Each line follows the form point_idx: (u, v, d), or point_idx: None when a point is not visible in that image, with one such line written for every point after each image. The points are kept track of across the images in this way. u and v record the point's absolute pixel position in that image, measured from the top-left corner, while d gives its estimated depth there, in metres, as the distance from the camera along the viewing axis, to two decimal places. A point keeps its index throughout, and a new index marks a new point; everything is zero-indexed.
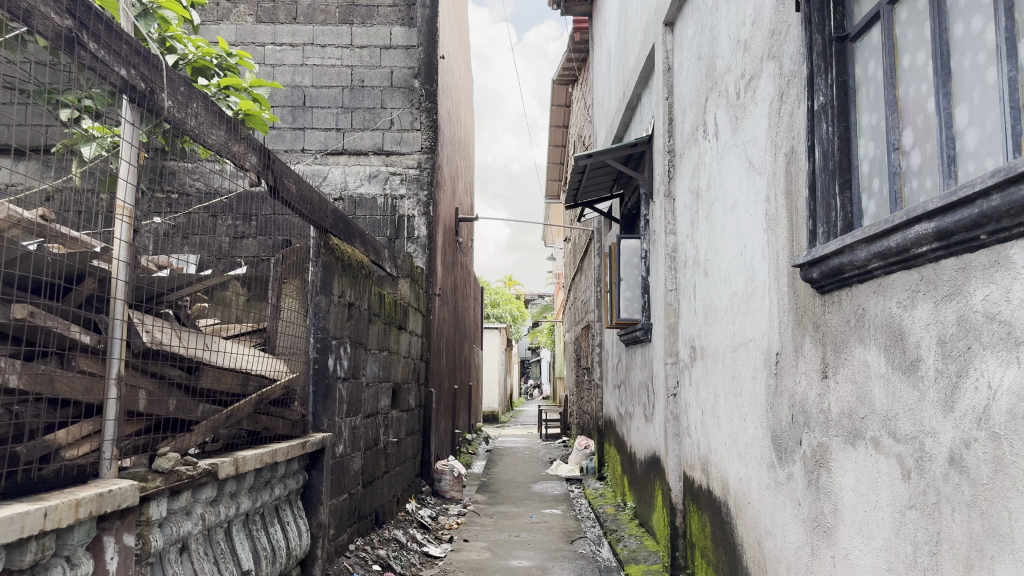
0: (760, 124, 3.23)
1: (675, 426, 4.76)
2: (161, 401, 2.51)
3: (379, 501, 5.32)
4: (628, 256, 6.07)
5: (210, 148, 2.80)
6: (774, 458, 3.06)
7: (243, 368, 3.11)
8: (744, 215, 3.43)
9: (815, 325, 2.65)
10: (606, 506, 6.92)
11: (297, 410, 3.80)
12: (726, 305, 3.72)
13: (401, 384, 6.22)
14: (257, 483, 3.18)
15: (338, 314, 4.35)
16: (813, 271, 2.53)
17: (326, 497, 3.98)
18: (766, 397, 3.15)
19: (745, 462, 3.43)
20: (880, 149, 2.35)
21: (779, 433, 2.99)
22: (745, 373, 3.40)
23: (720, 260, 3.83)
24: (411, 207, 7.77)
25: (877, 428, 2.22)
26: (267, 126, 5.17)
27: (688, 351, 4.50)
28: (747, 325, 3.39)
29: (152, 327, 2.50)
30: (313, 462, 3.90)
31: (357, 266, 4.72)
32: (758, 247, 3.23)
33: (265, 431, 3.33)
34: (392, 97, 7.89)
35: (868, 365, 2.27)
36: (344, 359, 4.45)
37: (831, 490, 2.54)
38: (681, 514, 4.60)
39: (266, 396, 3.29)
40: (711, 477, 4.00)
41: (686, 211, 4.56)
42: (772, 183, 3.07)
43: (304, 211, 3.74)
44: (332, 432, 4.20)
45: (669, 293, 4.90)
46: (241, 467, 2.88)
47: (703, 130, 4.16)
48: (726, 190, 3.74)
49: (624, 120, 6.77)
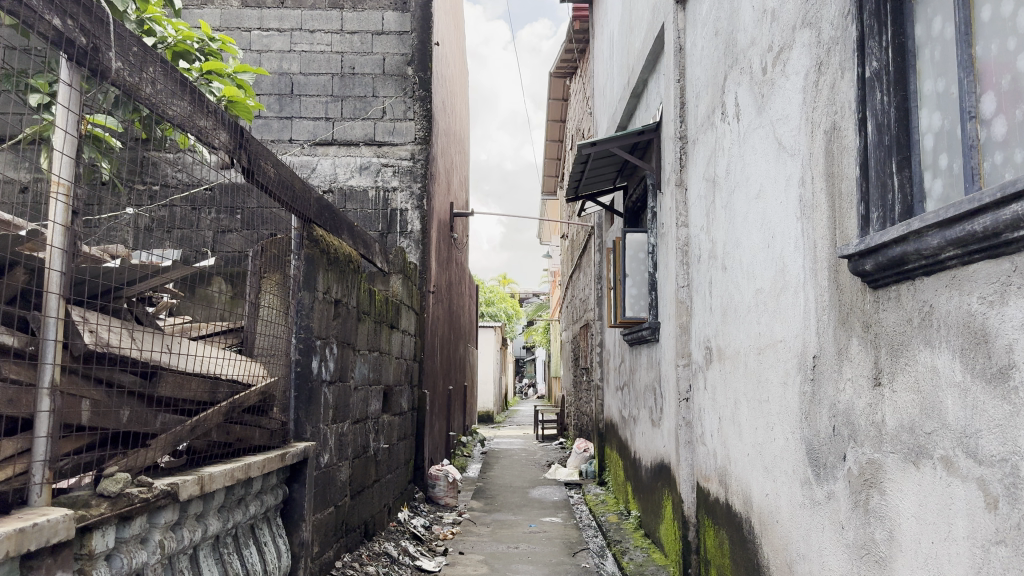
0: (792, 101, 2.90)
1: (687, 433, 4.43)
2: (110, 413, 2.16)
3: (369, 512, 4.97)
4: (634, 250, 5.72)
5: (173, 121, 2.45)
6: (809, 473, 2.74)
7: (212, 372, 2.76)
8: (771, 203, 3.11)
9: (864, 325, 2.32)
10: (608, 514, 6.57)
11: (278, 417, 3.45)
12: (749, 302, 3.39)
13: (392, 387, 5.86)
14: (229, 501, 2.83)
15: (323, 312, 3.99)
16: (865, 263, 2.20)
17: (310, 512, 3.63)
18: (799, 404, 2.82)
19: (772, 476, 3.10)
20: (947, 118, 2.01)
21: (816, 446, 2.67)
22: (774, 378, 3.07)
23: (742, 254, 3.50)
24: (404, 200, 7.41)
25: (949, 446, 1.89)
26: (250, 114, 4.91)
27: (703, 351, 4.16)
28: (776, 324, 3.06)
29: (99, 326, 2.13)
30: (295, 475, 3.56)
31: (345, 260, 4.36)
32: (790, 237, 2.90)
33: (239, 442, 2.98)
34: (385, 84, 7.54)
35: (938, 372, 1.94)
36: (330, 361, 4.09)
37: (885, 515, 2.21)
38: (694, 528, 4.28)
39: (239, 402, 2.93)
40: (731, 491, 3.67)
41: (700, 201, 4.23)
42: (809, 165, 2.74)
43: (285, 197, 3.39)
44: (316, 441, 3.84)
45: (681, 289, 4.56)
46: (209, 485, 2.53)
47: (720, 112, 3.82)
48: (749, 176, 3.41)
49: (629, 107, 6.42)
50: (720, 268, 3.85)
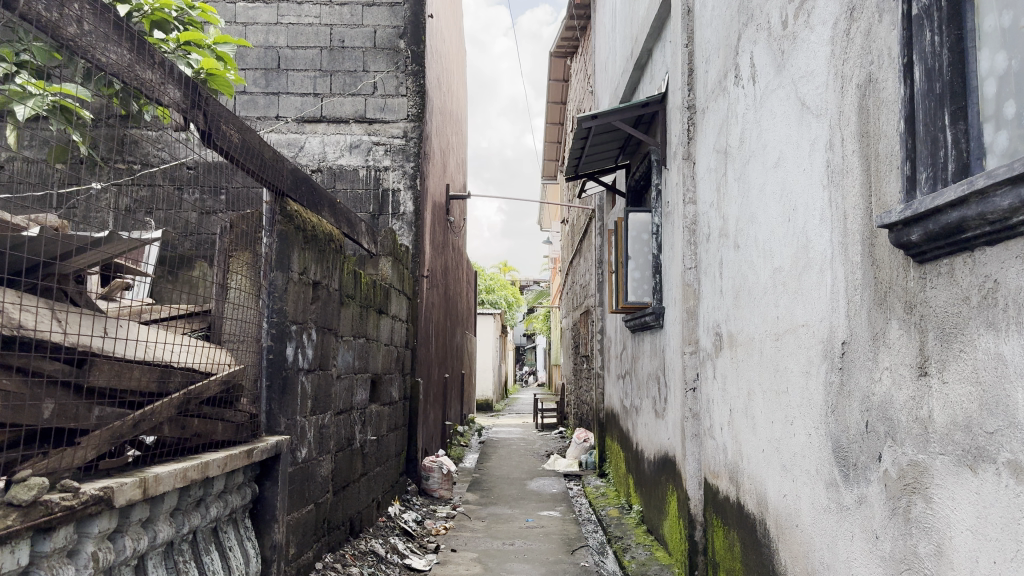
0: (818, 55, 2.58)
1: (693, 426, 4.11)
2: (30, 406, 1.85)
3: (354, 508, 4.66)
4: (637, 231, 5.38)
5: (109, 70, 2.13)
6: (836, 474, 2.44)
7: (160, 359, 2.45)
8: (793, 171, 2.79)
9: (907, 305, 2.01)
10: (608, 508, 6.27)
11: (246, 409, 3.14)
12: (765, 284, 3.07)
13: (381, 376, 5.55)
14: (184, 504, 2.53)
15: (299, 294, 3.66)
16: (912, 233, 1.89)
17: (283, 512, 3.32)
18: (824, 397, 2.52)
19: (791, 475, 2.80)
20: (1015, 58, 1.69)
21: (845, 444, 2.37)
22: (794, 367, 2.76)
23: (757, 229, 3.18)
24: (396, 180, 7.08)
25: (1017, 448, 1.58)
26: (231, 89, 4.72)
27: (712, 338, 3.85)
28: (797, 307, 2.75)
29: (12, 307, 1.83)
30: (266, 471, 3.25)
31: (326, 239, 4.02)
32: (815, 209, 2.59)
33: (197, 437, 2.67)
34: (376, 59, 7.19)
35: (1003, 360, 1.63)
36: (308, 348, 3.77)
37: (932, 526, 1.90)
38: (701, 527, 3.98)
39: (196, 392, 2.62)
40: (743, 489, 3.36)
41: (710, 175, 3.90)
42: (839, 126, 2.42)
43: (253, 166, 3.06)
44: (291, 435, 3.52)
45: (688, 271, 4.23)
46: (156, 487, 2.22)
47: (734, 76, 3.49)
48: (766, 144, 3.09)
49: (633, 81, 6.06)
50: (732, 247, 3.53)
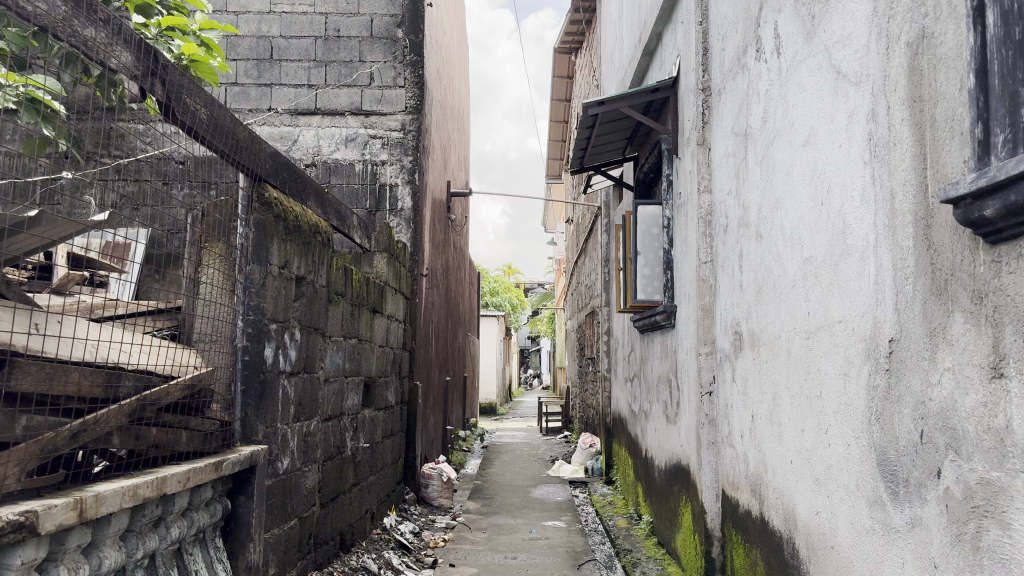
0: (857, 15, 2.26)
1: (709, 433, 3.80)
2: None
3: (345, 521, 4.36)
4: (646, 225, 5.06)
5: (38, 24, 1.84)
6: (881, 491, 2.13)
7: (106, 360, 2.16)
8: (826, 149, 2.48)
9: (974, 295, 1.70)
10: (616, 518, 5.95)
11: (216, 416, 2.85)
12: (793, 277, 2.76)
13: (375, 379, 5.24)
14: (137, 524, 2.23)
15: (280, 290, 3.35)
16: (984, 207, 1.58)
17: (261, 530, 3.02)
18: (866, 403, 2.21)
19: (826, 491, 2.49)
20: None
21: (893, 457, 2.07)
22: (830, 369, 2.45)
23: (783, 216, 2.86)
24: (393, 175, 6.78)
25: None
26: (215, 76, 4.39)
27: (730, 337, 3.53)
28: (832, 301, 2.43)
29: None
30: (239, 485, 2.95)
31: (310, 231, 3.71)
32: (855, 189, 2.28)
33: (155, 449, 2.38)
34: (372, 48, 6.89)
35: None
36: (290, 349, 3.46)
37: (1011, 559, 1.59)
38: (719, 543, 3.67)
39: (152, 398, 2.33)
40: (767, 504, 3.05)
41: (727, 161, 3.59)
42: (884, 92, 2.11)
43: (223, 146, 2.77)
44: (270, 444, 3.22)
45: (703, 265, 3.92)
46: (95, 508, 1.92)
47: (755, 48, 3.18)
48: (793, 121, 2.78)
49: (641, 68, 5.75)
50: (753, 237, 3.21)
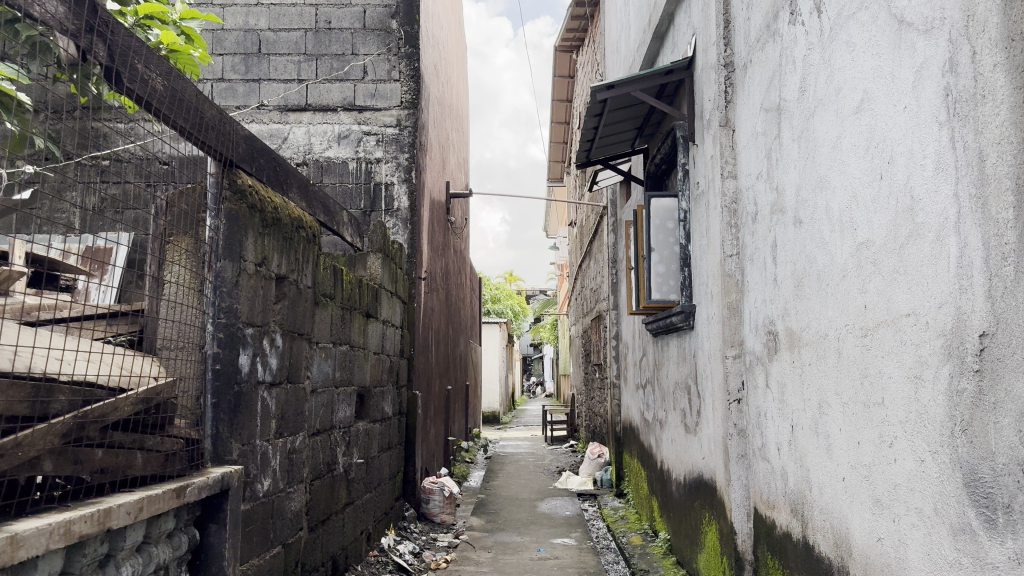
0: None
1: (738, 445, 3.43)
2: None
3: (337, 544, 3.98)
4: (661, 219, 4.67)
5: None
6: (970, 517, 1.76)
7: (35, 370, 1.82)
8: (885, 114, 2.12)
9: None
10: (630, 534, 5.57)
11: (181, 434, 2.48)
12: (844, 265, 2.39)
13: (370, 389, 4.88)
14: (76, 567, 1.85)
15: (258, 289, 2.99)
16: None
17: (236, 561, 2.65)
18: (948, 411, 1.84)
19: (892, 514, 2.12)
20: None
21: (988, 477, 1.69)
22: (897, 371, 2.07)
23: (830, 195, 2.49)
24: (389, 173, 6.43)
25: None
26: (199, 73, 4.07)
27: (763, 336, 3.16)
28: (899, 292, 2.06)
29: None
30: (209, 512, 2.58)
31: (293, 226, 3.35)
32: (928, 157, 1.91)
33: (101, 475, 2.01)
34: (365, 41, 6.56)
35: None
36: (271, 356, 3.10)
37: None
38: (751, 567, 3.30)
39: (96, 414, 1.97)
40: (811, 526, 2.68)
41: (756, 141, 3.23)
42: (966, 36, 1.74)
43: (183, 124, 2.42)
44: (247, 463, 2.85)
45: (728, 258, 3.56)
46: (7, 552, 1.55)
47: (788, 10, 2.82)
48: (839, 87, 2.42)
49: (651, 54, 5.40)
50: (791, 222, 2.84)
